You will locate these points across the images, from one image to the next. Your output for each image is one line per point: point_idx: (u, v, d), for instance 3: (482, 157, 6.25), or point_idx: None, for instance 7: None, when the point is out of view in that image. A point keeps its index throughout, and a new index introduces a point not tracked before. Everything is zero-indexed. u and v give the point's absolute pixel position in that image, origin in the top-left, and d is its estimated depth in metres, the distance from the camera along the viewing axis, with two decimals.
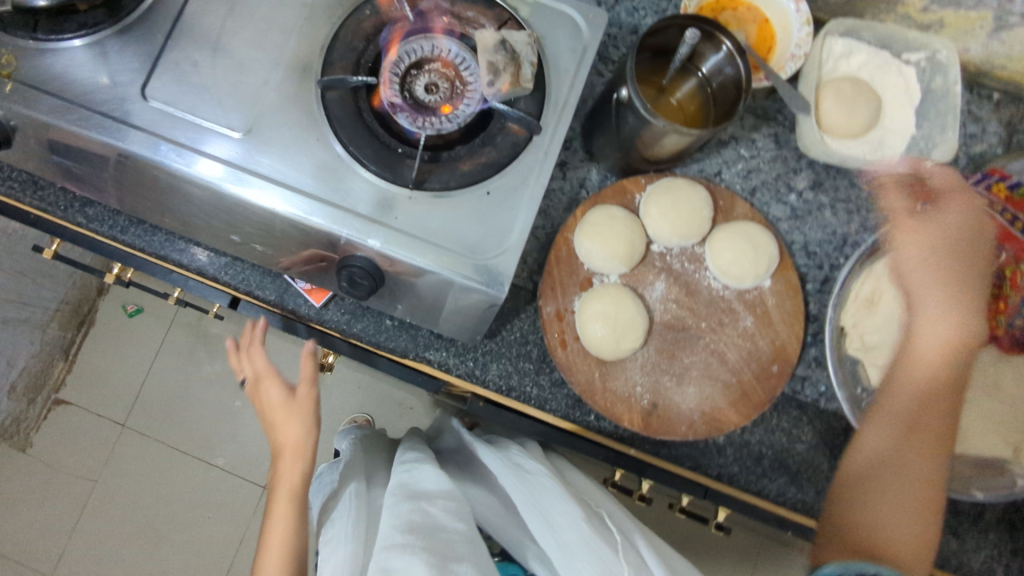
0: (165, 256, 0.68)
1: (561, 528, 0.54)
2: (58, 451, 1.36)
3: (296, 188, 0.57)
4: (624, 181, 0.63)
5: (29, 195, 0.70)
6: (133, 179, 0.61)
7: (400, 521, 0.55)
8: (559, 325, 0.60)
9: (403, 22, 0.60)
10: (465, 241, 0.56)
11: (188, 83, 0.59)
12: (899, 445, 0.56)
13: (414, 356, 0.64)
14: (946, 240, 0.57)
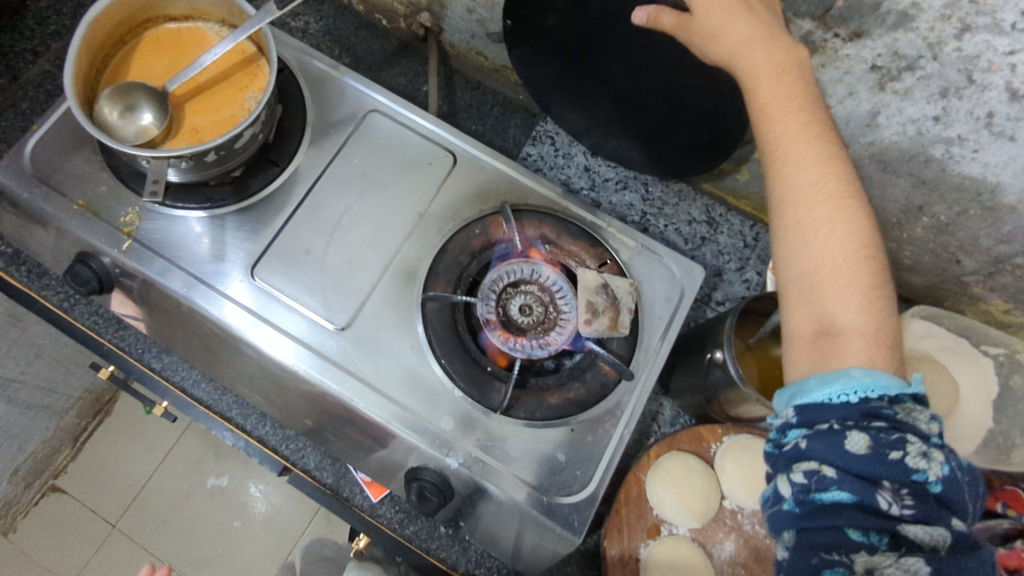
0: (229, 417, 0.68)
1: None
2: (37, 545, 1.27)
3: (386, 394, 0.57)
4: (701, 428, 0.64)
5: (109, 333, 0.70)
6: (223, 349, 0.62)
7: None
8: (621, 573, 0.59)
9: (513, 245, 0.61)
10: (542, 475, 0.56)
11: (295, 267, 0.60)
12: (828, 278, 0.41)
13: (464, 570, 0.63)
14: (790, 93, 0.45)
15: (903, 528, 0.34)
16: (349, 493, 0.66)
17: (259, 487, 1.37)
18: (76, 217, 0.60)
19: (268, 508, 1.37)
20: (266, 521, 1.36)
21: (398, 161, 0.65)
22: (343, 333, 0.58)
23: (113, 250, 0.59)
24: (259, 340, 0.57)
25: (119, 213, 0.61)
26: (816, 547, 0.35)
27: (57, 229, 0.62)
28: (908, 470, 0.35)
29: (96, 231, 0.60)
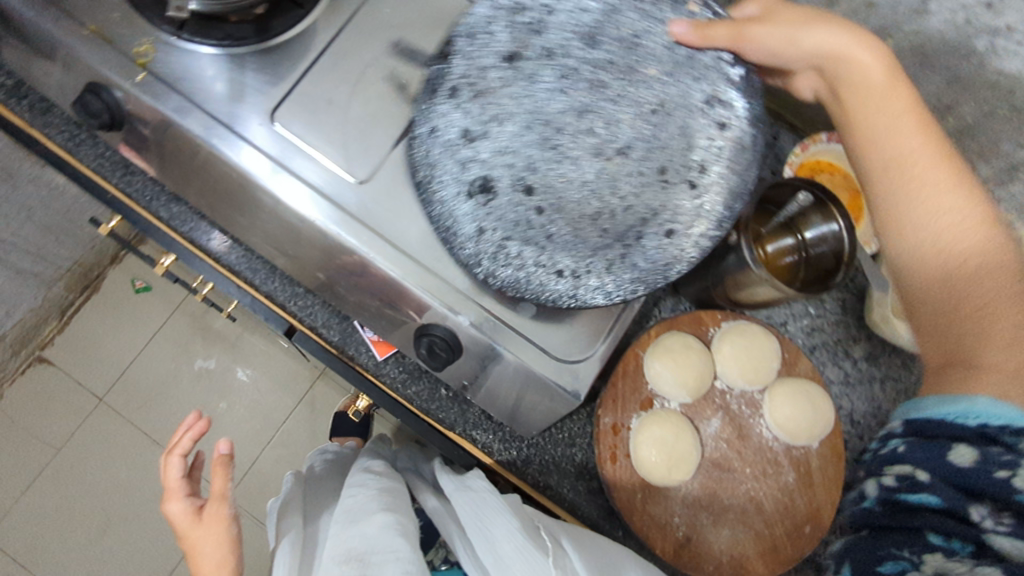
0: (238, 270, 0.69)
1: (498, 541, 0.52)
2: (26, 411, 1.30)
3: (403, 250, 0.57)
4: (702, 313, 0.66)
5: (117, 177, 0.69)
6: (237, 196, 0.61)
7: (338, 550, 0.55)
8: (612, 439, 0.62)
9: None
10: (550, 340, 0.56)
11: (317, 117, 0.60)
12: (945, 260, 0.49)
13: (460, 431, 0.65)
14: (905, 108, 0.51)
15: (990, 538, 0.35)
16: (354, 350, 0.67)
17: (247, 371, 1.40)
18: (90, 45, 0.58)
19: (254, 391, 1.39)
20: (252, 403, 1.38)
21: (426, 17, 0.64)
22: (362, 186, 0.58)
23: (125, 82, 0.58)
24: (281, 188, 0.57)
25: (132, 45, 0.59)
26: (887, 542, 0.38)
27: (66, 54, 0.59)
28: (1009, 489, 0.35)
29: (110, 59, 0.58)
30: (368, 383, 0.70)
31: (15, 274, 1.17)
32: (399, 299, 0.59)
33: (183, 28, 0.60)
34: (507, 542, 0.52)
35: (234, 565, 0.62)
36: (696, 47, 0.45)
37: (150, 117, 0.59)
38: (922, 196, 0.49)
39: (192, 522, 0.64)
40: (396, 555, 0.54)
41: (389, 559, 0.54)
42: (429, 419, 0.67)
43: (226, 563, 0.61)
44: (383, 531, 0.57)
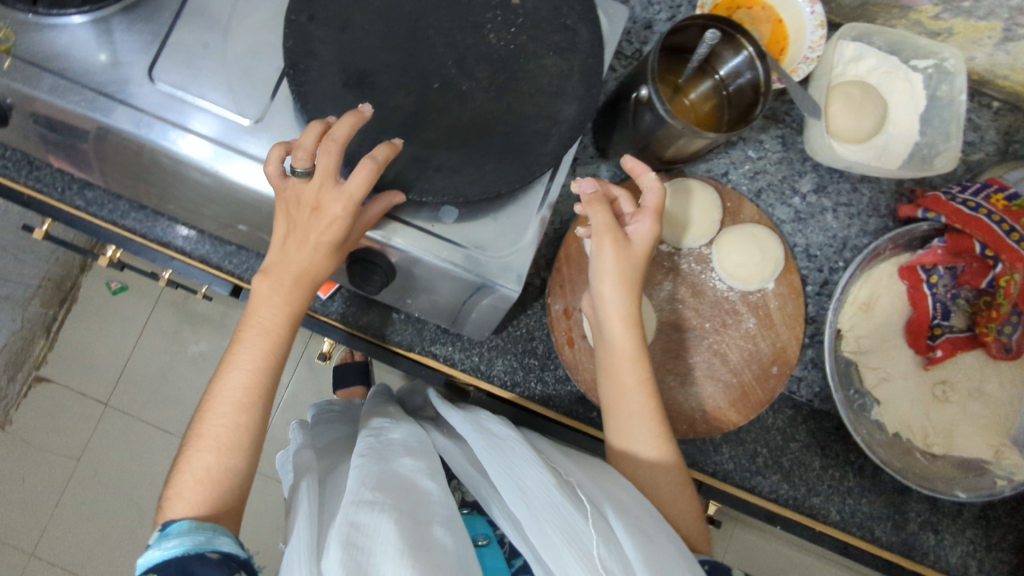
0: (166, 242, 0.68)
1: (530, 493, 0.47)
2: (41, 429, 1.35)
3: None
4: (635, 180, 0.64)
5: (23, 175, 0.67)
6: (142, 169, 0.59)
7: (367, 478, 0.51)
8: (566, 324, 0.62)
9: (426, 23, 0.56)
10: (474, 238, 0.55)
11: (197, 67, 0.56)
12: (626, 419, 0.55)
13: (419, 350, 0.65)
14: (627, 292, 0.55)
15: None
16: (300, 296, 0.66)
17: None
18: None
19: None
20: None
21: None
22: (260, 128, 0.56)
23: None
24: (232, 168, 0.54)
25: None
26: None
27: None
28: None
29: None
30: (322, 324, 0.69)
31: None
32: None
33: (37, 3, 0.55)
34: (542, 497, 0.47)
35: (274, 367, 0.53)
36: None
37: (34, 108, 0.56)
38: (608, 362, 0.56)
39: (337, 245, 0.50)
40: (426, 498, 0.52)
41: (420, 501, 0.51)
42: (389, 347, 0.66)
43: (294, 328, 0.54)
44: (414, 471, 0.55)
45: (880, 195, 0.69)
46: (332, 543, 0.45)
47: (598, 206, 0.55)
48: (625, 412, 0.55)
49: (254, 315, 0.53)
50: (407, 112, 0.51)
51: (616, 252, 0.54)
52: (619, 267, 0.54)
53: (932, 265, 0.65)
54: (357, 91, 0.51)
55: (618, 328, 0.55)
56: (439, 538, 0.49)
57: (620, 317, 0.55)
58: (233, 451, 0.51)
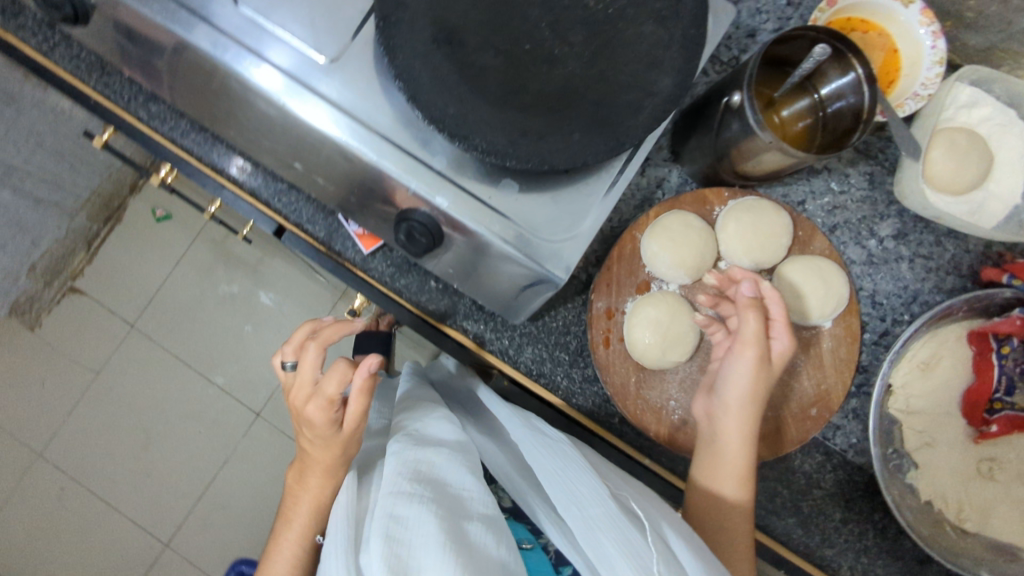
0: (220, 170, 0.67)
1: (579, 499, 0.46)
2: (65, 337, 1.38)
3: (375, 131, 0.53)
4: (705, 191, 0.60)
5: (93, 78, 0.67)
6: (211, 91, 0.58)
7: (405, 467, 0.51)
8: (606, 323, 0.59)
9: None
10: (530, 219, 0.53)
11: None
12: (718, 472, 0.53)
13: (451, 322, 0.63)
14: (753, 409, 0.52)
15: None
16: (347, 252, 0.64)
17: (269, 294, 1.41)
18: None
19: (279, 313, 1.41)
20: (278, 324, 1.41)
21: None
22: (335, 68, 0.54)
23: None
24: (299, 105, 0.52)
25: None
26: None
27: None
28: None
29: None
30: (361, 281, 0.68)
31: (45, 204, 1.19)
32: (380, 185, 0.55)
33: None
34: (593, 505, 0.45)
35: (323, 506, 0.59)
36: None
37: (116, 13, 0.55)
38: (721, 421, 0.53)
39: (326, 432, 0.56)
40: (466, 491, 0.51)
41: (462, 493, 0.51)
42: (421, 313, 0.65)
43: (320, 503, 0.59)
44: (455, 462, 0.55)
45: (963, 253, 0.65)
46: (373, 538, 0.45)
47: (752, 311, 0.52)
48: (716, 467, 0.54)
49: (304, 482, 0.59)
50: (493, 79, 0.50)
51: (754, 367, 0.52)
52: (752, 383, 0.52)
53: (1007, 336, 0.59)
54: (445, 47, 0.50)
55: (733, 393, 0.52)
56: (475, 531, 0.48)
57: (739, 430, 0.52)
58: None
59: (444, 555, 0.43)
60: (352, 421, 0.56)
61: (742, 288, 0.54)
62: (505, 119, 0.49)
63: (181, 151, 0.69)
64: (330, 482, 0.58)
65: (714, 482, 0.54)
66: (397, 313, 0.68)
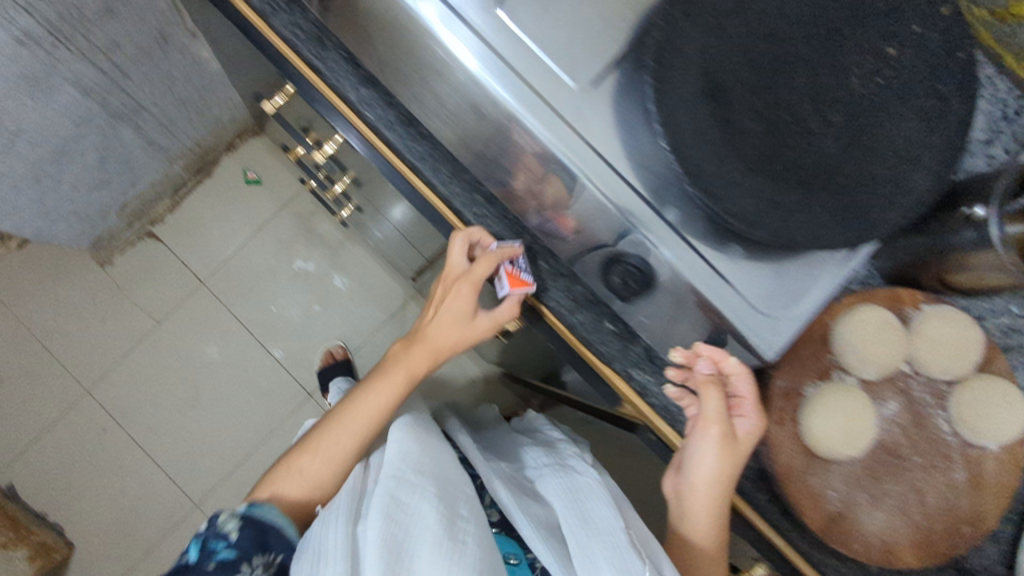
0: (418, 169, 0.63)
1: (597, 533, 0.59)
2: (134, 280, 1.39)
3: (616, 171, 0.53)
4: (901, 291, 0.61)
5: (309, 50, 0.61)
6: (441, 91, 0.57)
7: (415, 462, 0.60)
8: (782, 403, 0.59)
9: (798, 49, 0.50)
10: (751, 292, 0.53)
11: (549, 13, 0.52)
12: (684, 520, 0.65)
13: (617, 367, 0.62)
14: (719, 489, 0.60)
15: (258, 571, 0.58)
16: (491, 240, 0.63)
17: (343, 278, 1.41)
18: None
19: (349, 298, 1.41)
20: (345, 309, 1.41)
21: None
22: (591, 95, 0.53)
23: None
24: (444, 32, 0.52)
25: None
26: None
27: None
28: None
29: None
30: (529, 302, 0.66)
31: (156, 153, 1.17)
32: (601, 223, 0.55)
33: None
34: (610, 533, 0.59)
35: (390, 406, 0.66)
36: (944, 41, 0.52)
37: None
38: (696, 492, 0.61)
39: (460, 317, 0.65)
40: (463, 491, 0.60)
41: (460, 495, 0.59)
42: (584, 352, 0.63)
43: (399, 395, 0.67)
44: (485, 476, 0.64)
45: None
46: (376, 516, 0.54)
47: (711, 390, 0.57)
48: (694, 523, 0.64)
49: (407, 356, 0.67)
50: (753, 145, 0.50)
51: (718, 444, 0.59)
52: (716, 463, 0.59)
53: None
54: (712, 103, 0.49)
55: (701, 465, 0.60)
56: (421, 506, 0.56)
57: (703, 508, 0.62)
58: (324, 463, 0.65)
59: (438, 550, 0.52)
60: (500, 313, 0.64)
61: (729, 376, 0.58)
62: (759, 188, 0.49)
63: (380, 143, 0.64)
64: (405, 389, 0.67)
65: (692, 531, 0.64)
66: (560, 346, 0.67)
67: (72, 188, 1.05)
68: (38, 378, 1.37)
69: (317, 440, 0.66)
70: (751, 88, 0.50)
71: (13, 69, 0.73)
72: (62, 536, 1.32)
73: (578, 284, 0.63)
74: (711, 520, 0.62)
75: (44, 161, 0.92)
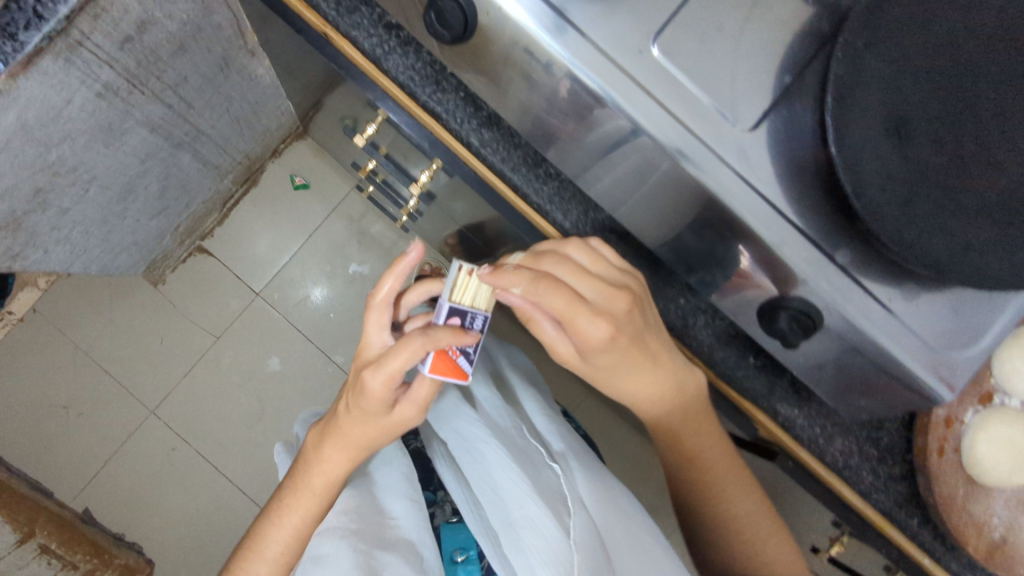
0: (545, 211, 0.61)
1: (510, 511, 0.59)
2: (189, 296, 1.39)
3: (783, 213, 0.49)
4: None
5: (426, 93, 0.58)
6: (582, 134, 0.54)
7: (342, 509, 0.66)
8: (943, 432, 0.58)
9: (992, 72, 0.46)
10: (926, 333, 0.50)
11: (709, 46, 0.49)
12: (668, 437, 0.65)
13: (762, 403, 0.62)
14: (644, 381, 0.58)
15: None
16: (473, 311, 0.61)
17: None
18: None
19: None
20: None
21: None
22: (753, 136, 0.49)
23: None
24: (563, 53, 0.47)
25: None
26: None
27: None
28: None
29: None
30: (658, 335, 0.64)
31: (209, 173, 1.14)
32: (761, 266, 0.52)
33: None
34: (538, 519, 0.57)
35: (330, 495, 0.65)
36: None
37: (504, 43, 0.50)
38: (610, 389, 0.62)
39: (375, 406, 0.60)
40: (399, 535, 0.65)
41: (390, 536, 0.65)
42: (724, 385, 0.64)
43: (330, 492, 0.65)
44: (399, 502, 0.69)
45: None
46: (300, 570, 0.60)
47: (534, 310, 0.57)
48: (676, 439, 0.65)
49: (320, 464, 0.64)
50: (939, 182, 0.47)
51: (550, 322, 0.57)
52: (567, 345, 0.58)
53: None
54: (896, 141, 0.46)
55: (620, 374, 0.58)
56: (394, 566, 0.61)
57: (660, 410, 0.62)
58: (278, 575, 0.64)
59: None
60: (404, 406, 0.62)
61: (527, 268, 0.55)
62: (948, 230, 0.46)
63: (502, 187, 0.62)
64: (331, 493, 0.65)
65: (679, 453, 0.66)
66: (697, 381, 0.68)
67: (133, 218, 1.02)
68: (100, 403, 1.35)
69: (253, 555, 0.63)
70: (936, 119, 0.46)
71: (93, 120, 0.70)
72: (142, 556, 1.32)
73: (718, 319, 0.62)
74: (689, 458, 0.66)
75: (112, 199, 0.90)
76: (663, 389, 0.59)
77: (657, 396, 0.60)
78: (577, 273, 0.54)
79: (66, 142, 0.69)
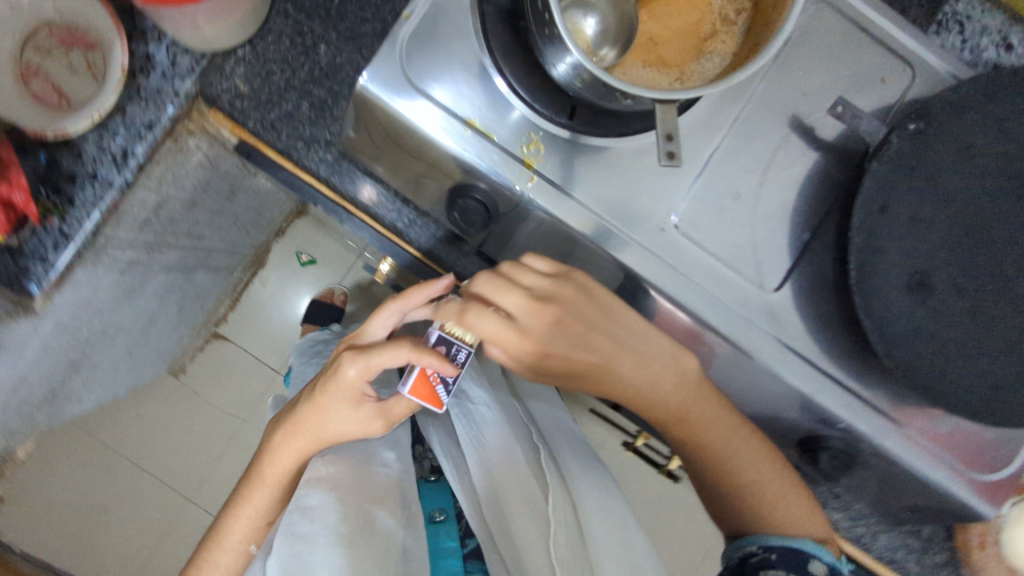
0: None
1: (492, 471, 0.58)
2: (214, 383, 1.41)
3: (819, 368, 0.49)
4: None
5: (451, 259, 0.60)
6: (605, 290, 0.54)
7: (314, 473, 0.60)
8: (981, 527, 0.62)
9: (1004, 219, 0.47)
10: (971, 464, 0.50)
11: (728, 217, 0.49)
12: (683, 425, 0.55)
13: None
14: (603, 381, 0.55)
15: None
16: (457, 343, 0.56)
17: None
18: (467, 141, 0.47)
19: None
20: None
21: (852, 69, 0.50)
22: (782, 298, 0.49)
23: (515, 187, 0.47)
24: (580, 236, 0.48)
25: (515, 140, 0.48)
26: None
27: (418, 143, 0.48)
28: None
29: (497, 161, 0.47)
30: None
31: (222, 276, 1.16)
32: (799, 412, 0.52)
33: (573, 116, 0.48)
34: (520, 485, 0.56)
35: (287, 484, 0.65)
36: None
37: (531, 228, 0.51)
38: (593, 386, 0.56)
39: (342, 398, 0.59)
40: (388, 496, 0.60)
41: (385, 497, 0.60)
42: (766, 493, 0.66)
43: (285, 483, 0.64)
44: (375, 464, 0.64)
45: None
46: (276, 549, 0.51)
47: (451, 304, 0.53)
48: (697, 432, 0.55)
49: (273, 460, 0.63)
50: (965, 328, 0.47)
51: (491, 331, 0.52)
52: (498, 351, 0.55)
53: None
54: (918, 294, 0.47)
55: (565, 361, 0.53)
56: (386, 522, 0.57)
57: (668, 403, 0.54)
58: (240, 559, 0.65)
59: (333, 548, 0.51)
60: (390, 414, 0.62)
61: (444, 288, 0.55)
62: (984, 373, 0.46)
63: None
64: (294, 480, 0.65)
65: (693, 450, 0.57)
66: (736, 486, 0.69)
67: (156, 338, 1.04)
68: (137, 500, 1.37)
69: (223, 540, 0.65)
70: (958, 266, 0.47)
71: (115, 292, 0.71)
72: None
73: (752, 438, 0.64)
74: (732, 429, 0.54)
75: (136, 335, 0.91)
76: (601, 383, 0.55)
77: (649, 382, 0.53)
78: (505, 284, 0.51)
79: (93, 319, 0.70)
